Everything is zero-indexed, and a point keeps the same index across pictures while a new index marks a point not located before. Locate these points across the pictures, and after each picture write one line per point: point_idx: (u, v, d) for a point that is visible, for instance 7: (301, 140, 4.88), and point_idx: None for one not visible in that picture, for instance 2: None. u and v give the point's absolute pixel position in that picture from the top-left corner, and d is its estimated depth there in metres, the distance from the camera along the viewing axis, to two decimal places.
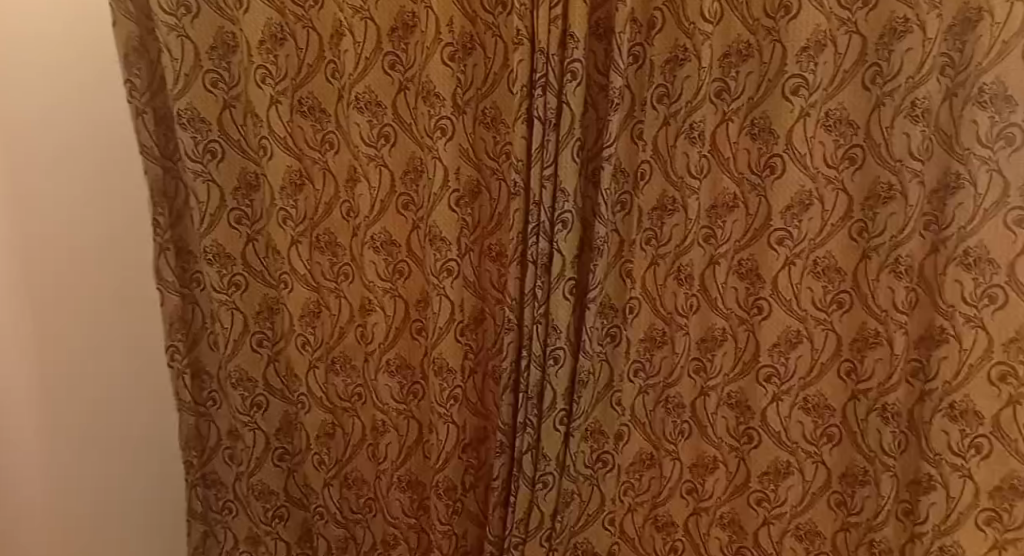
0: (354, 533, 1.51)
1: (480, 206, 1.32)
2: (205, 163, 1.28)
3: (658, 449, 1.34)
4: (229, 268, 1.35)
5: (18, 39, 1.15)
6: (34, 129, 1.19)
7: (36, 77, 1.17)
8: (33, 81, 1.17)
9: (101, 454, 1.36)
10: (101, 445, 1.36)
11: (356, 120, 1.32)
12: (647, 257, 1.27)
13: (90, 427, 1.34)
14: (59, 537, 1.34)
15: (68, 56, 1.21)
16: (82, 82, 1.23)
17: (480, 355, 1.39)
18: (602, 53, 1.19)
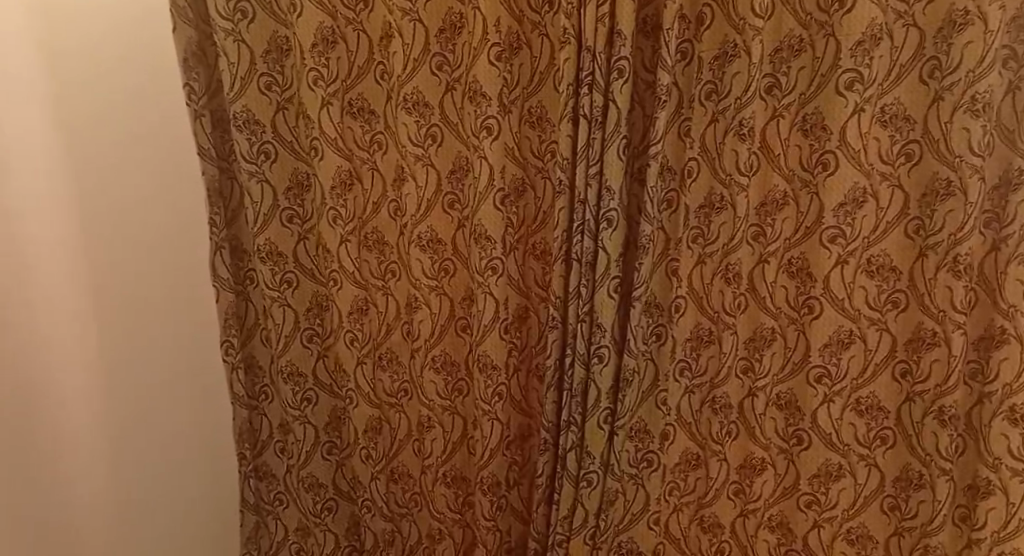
0: (400, 527, 1.53)
1: (525, 205, 1.33)
2: (259, 164, 1.33)
3: (704, 449, 1.33)
4: (281, 266, 1.39)
5: (90, 38, 1.24)
6: (105, 124, 1.28)
7: (107, 72, 1.27)
8: (106, 76, 1.27)
9: (147, 454, 1.42)
10: (146, 446, 1.42)
11: (403, 120, 1.34)
12: (694, 255, 1.26)
13: (136, 428, 1.40)
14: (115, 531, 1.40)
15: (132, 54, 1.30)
16: (146, 79, 1.32)
17: (524, 353, 1.39)
18: (649, 49, 1.19)
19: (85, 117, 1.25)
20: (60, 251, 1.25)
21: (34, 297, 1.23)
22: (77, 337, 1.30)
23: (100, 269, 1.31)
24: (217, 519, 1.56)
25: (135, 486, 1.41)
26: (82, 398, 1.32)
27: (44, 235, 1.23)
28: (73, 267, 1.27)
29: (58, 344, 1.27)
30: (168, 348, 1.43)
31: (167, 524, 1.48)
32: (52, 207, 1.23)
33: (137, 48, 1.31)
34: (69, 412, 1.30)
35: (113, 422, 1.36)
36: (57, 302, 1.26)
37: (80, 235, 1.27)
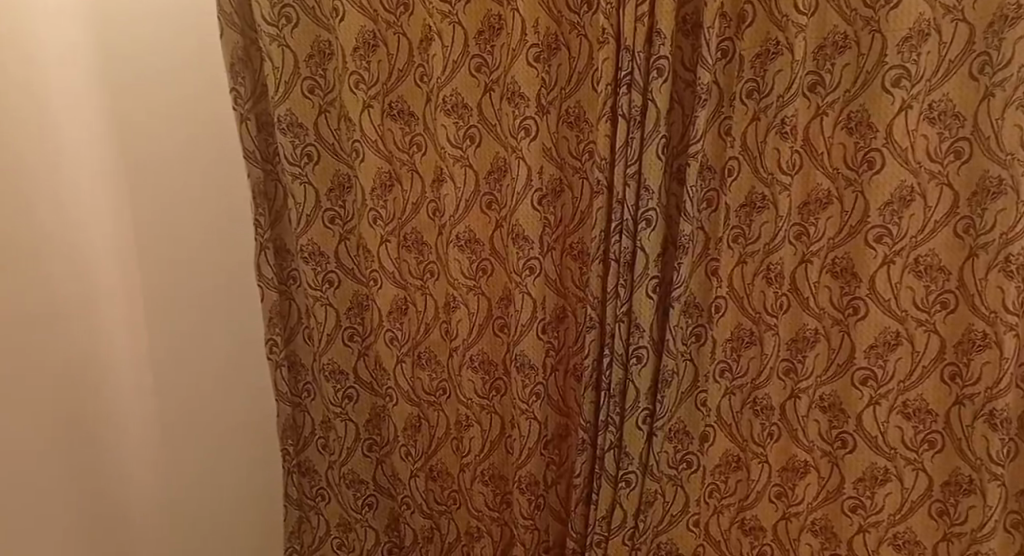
0: (439, 523, 1.55)
1: (563, 205, 1.33)
2: (302, 166, 1.35)
3: (745, 451, 1.32)
4: (324, 265, 1.41)
5: (138, 36, 1.28)
6: (157, 121, 1.33)
7: (158, 70, 1.31)
8: (156, 74, 1.31)
9: (196, 447, 1.46)
10: (195, 439, 1.46)
11: (443, 121, 1.36)
12: (734, 254, 1.24)
13: (185, 420, 1.44)
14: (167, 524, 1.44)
15: (179, 50, 1.34)
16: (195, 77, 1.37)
17: (561, 352, 1.39)
18: (689, 49, 1.18)
19: (131, 117, 1.29)
20: (114, 248, 1.30)
21: (92, 293, 1.27)
22: (130, 331, 1.34)
23: (150, 265, 1.35)
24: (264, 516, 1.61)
25: (185, 478, 1.46)
26: (134, 390, 1.36)
27: (96, 231, 1.26)
28: (124, 263, 1.32)
29: (114, 338, 1.31)
30: (216, 342, 1.47)
31: (214, 518, 1.52)
32: (102, 203, 1.27)
33: (179, 49, 1.34)
34: (126, 405, 1.34)
35: (165, 414, 1.41)
36: (112, 298, 1.30)
37: (133, 233, 1.32)
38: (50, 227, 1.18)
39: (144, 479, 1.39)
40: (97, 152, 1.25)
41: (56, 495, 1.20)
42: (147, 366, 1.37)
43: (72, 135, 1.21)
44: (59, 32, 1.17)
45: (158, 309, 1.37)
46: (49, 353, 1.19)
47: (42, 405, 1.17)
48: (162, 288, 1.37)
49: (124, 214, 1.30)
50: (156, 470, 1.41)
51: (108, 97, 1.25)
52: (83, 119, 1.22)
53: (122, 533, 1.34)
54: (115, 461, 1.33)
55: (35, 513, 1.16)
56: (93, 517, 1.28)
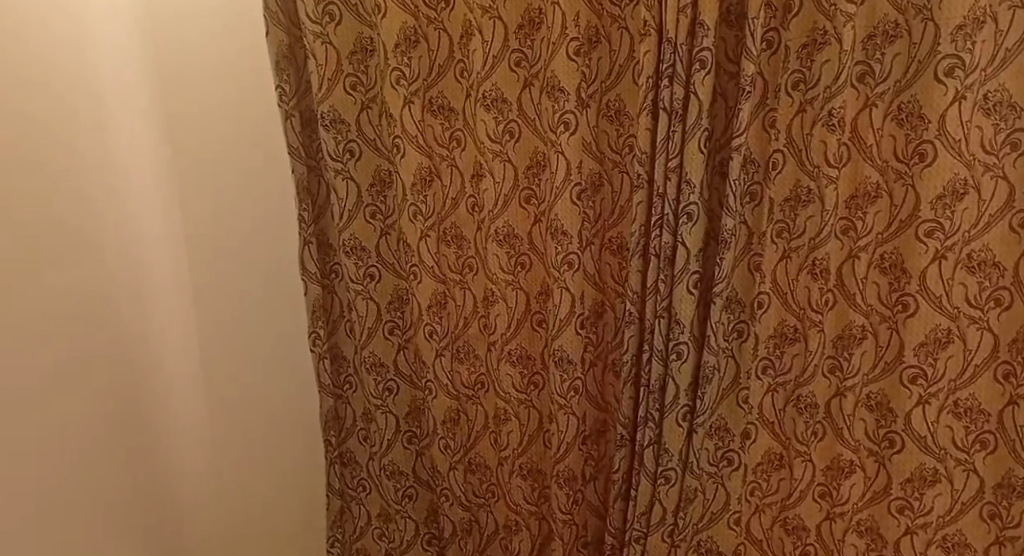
0: (478, 516, 1.56)
1: (602, 199, 1.31)
2: (344, 162, 1.39)
3: (788, 450, 1.29)
4: (365, 260, 1.45)
5: (194, 33, 1.33)
6: (209, 116, 1.37)
7: (212, 66, 1.36)
8: (209, 70, 1.36)
9: (221, 440, 1.50)
10: (221, 433, 1.50)
11: (483, 117, 1.36)
12: (779, 250, 1.23)
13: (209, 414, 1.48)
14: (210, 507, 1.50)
15: (233, 48, 1.38)
16: (248, 73, 1.40)
17: (600, 347, 1.38)
18: (732, 40, 1.16)
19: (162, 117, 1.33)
20: (138, 244, 1.30)
21: (146, 283, 1.33)
22: (152, 327, 1.35)
23: (174, 263, 1.38)
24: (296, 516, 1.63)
25: (208, 472, 1.49)
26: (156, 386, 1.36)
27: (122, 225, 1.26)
28: (149, 260, 1.33)
29: (141, 333, 1.32)
30: (261, 335, 1.51)
31: (234, 514, 1.54)
32: (128, 198, 1.28)
33: (232, 46, 1.38)
34: (153, 400, 1.35)
35: (189, 408, 1.44)
36: (164, 289, 1.37)
37: (158, 231, 1.34)
38: (79, 215, 1.16)
39: (170, 474, 1.39)
40: (123, 147, 1.26)
41: (99, 484, 1.20)
42: (171, 361, 1.40)
43: (100, 126, 1.21)
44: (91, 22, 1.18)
45: (182, 306, 1.41)
46: (82, 344, 1.18)
47: (78, 395, 1.16)
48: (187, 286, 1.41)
49: (149, 211, 1.32)
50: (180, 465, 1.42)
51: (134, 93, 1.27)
52: (108, 112, 1.23)
53: (172, 514, 1.40)
54: (145, 454, 1.33)
55: (100, 493, 1.20)
56: (148, 500, 1.33)
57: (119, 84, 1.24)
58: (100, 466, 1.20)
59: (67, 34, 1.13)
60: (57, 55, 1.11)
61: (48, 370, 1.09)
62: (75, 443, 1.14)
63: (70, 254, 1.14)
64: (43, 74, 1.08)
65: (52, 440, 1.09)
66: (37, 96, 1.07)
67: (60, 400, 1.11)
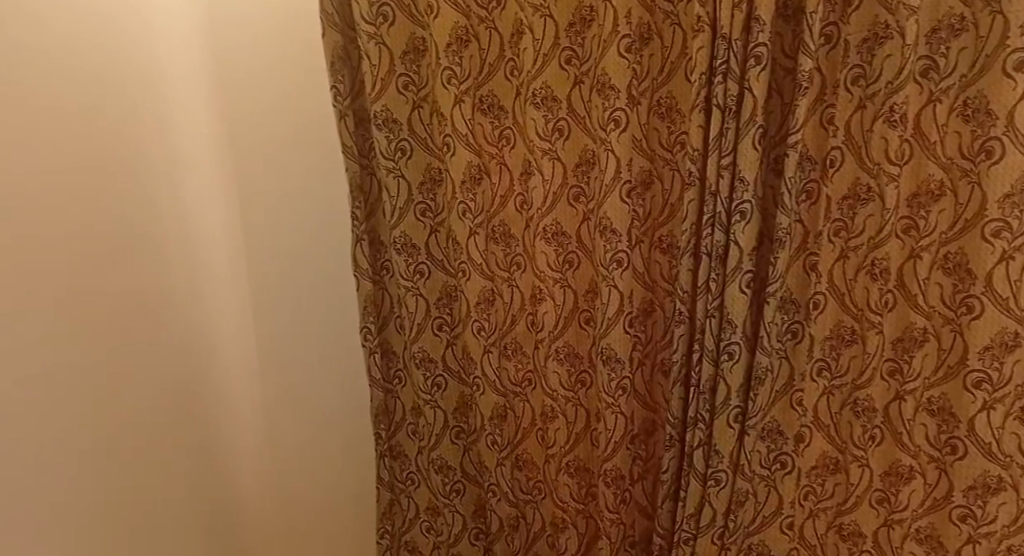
0: (525, 513, 1.57)
1: (653, 197, 1.30)
2: (396, 160, 1.41)
3: (844, 454, 1.26)
4: (415, 257, 1.47)
5: (252, 35, 1.42)
6: (269, 113, 1.47)
7: (269, 66, 1.45)
8: (266, 69, 1.45)
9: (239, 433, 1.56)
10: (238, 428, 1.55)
11: (532, 115, 1.36)
12: (836, 249, 1.20)
13: (250, 402, 1.58)
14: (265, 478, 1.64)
15: (290, 46, 1.45)
16: (306, 69, 1.47)
17: (650, 347, 1.37)
18: (790, 35, 1.14)
19: (213, 116, 1.43)
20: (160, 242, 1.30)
21: (209, 272, 1.45)
22: (172, 330, 1.33)
23: (231, 254, 1.50)
24: (323, 518, 1.68)
25: (262, 448, 1.62)
26: (185, 382, 1.36)
27: (130, 229, 1.22)
28: (210, 251, 1.45)
29: (199, 320, 1.42)
30: (317, 329, 1.59)
31: (285, 490, 1.66)
32: (171, 190, 1.33)
33: (291, 45, 1.45)
34: (210, 382, 1.45)
35: (206, 406, 1.44)
36: (223, 278, 1.49)
37: (200, 223, 1.41)
38: (82, 217, 1.10)
39: (224, 451, 1.50)
40: (182, 143, 1.36)
41: (149, 472, 1.24)
42: (204, 354, 1.43)
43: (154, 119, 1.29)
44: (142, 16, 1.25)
45: (220, 296, 1.48)
46: (150, 328, 1.27)
47: (94, 394, 1.11)
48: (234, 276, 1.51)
49: (192, 204, 1.39)
50: (196, 467, 1.39)
51: (186, 91, 1.37)
52: (168, 111, 1.32)
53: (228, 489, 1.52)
54: (162, 456, 1.28)
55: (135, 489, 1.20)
56: (201, 480, 1.41)
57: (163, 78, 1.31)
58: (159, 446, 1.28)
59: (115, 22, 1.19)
60: (125, 60, 1.21)
61: (57, 368, 1.03)
62: (85, 443, 1.08)
63: (74, 255, 1.08)
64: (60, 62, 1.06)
65: (60, 444, 1.03)
66: (100, 87, 1.15)
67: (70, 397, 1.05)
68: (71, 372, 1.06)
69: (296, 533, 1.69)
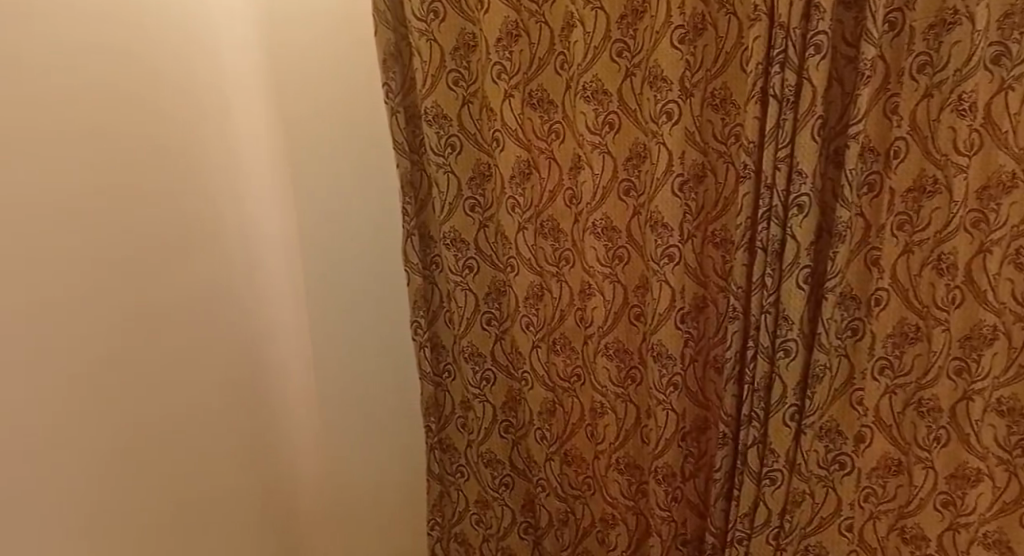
0: (574, 508, 1.57)
1: (705, 191, 1.28)
2: (446, 156, 1.42)
3: (907, 455, 1.22)
4: (464, 252, 1.48)
5: (308, 38, 1.46)
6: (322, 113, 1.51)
7: (324, 67, 1.49)
8: (320, 70, 1.49)
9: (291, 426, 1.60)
10: (287, 422, 1.59)
11: (582, 109, 1.35)
12: (899, 244, 1.15)
13: (305, 393, 1.65)
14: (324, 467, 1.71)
15: (343, 45, 1.48)
16: (360, 68, 1.51)
17: (702, 343, 1.35)
18: (851, 22, 1.10)
19: (271, 118, 1.49)
20: (210, 239, 1.33)
21: (266, 269, 1.51)
22: (221, 326, 1.36)
23: (286, 251, 1.57)
24: (375, 507, 1.75)
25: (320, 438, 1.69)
26: (235, 376, 1.40)
27: (172, 226, 1.23)
28: (266, 248, 1.51)
29: (257, 315, 1.49)
30: (369, 323, 1.64)
31: (340, 480, 1.73)
32: (230, 191, 1.39)
33: (346, 44, 1.48)
34: (266, 374, 1.51)
35: (256, 403, 1.48)
36: (278, 275, 1.55)
37: (256, 220, 1.47)
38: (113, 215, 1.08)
39: (280, 442, 1.56)
40: (240, 146, 1.42)
41: (195, 471, 1.27)
42: (256, 347, 1.48)
43: (213, 123, 1.34)
44: (206, 19, 1.32)
45: (275, 290, 1.55)
46: (213, 324, 1.33)
47: (137, 388, 1.12)
48: (289, 272, 1.58)
49: (249, 203, 1.45)
50: (239, 462, 1.41)
51: (244, 95, 1.43)
52: (226, 114, 1.38)
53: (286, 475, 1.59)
54: (203, 452, 1.29)
55: (177, 492, 1.21)
56: (256, 471, 1.47)
57: (220, 78, 1.36)
58: (214, 440, 1.33)
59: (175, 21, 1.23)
60: (185, 66, 1.26)
61: (94, 361, 1.02)
62: (127, 435, 1.09)
63: (105, 256, 1.06)
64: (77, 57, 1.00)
65: (97, 452, 1.02)
66: (163, 92, 1.21)
67: (111, 389, 1.06)
68: (107, 379, 1.05)
69: (348, 520, 1.75)
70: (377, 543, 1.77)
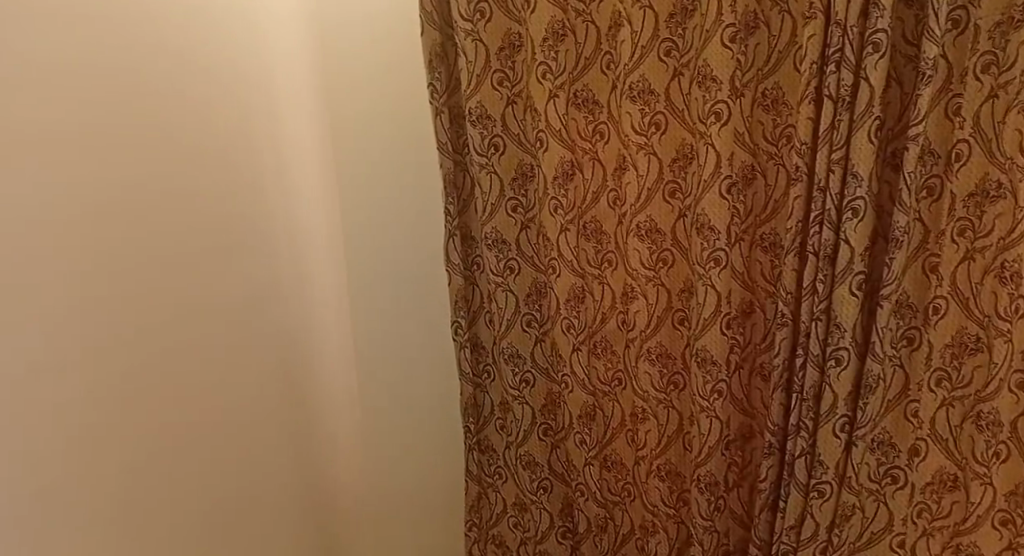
0: (613, 514, 1.55)
1: (754, 193, 1.24)
2: (489, 157, 1.43)
3: (963, 470, 1.17)
4: (505, 253, 1.48)
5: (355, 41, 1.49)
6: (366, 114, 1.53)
7: (371, 68, 1.52)
8: (366, 72, 1.52)
9: (334, 425, 1.62)
10: (331, 422, 1.61)
11: (629, 109, 1.33)
12: (960, 251, 1.10)
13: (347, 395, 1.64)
14: (350, 469, 1.68)
15: (394, 48, 1.53)
16: (407, 72, 1.56)
17: (747, 350, 1.32)
18: (912, 20, 1.06)
19: (325, 119, 1.51)
20: (255, 241, 1.36)
21: (311, 271, 1.53)
22: (264, 327, 1.38)
23: (331, 253, 1.57)
24: (409, 507, 1.76)
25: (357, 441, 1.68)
26: (277, 376, 1.42)
27: (216, 228, 1.25)
28: (312, 248, 1.52)
29: (300, 314, 1.50)
30: (410, 320, 1.66)
31: (377, 481, 1.72)
32: (279, 191, 1.42)
33: (400, 48, 1.54)
34: (308, 373, 1.53)
35: (297, 402, 1.49)
36: (326, 277, 1.57)
37: (301, 222, 1.49)
38: (150, 219, 1.09)
39: (320, 442, 1.58)
40: (286, 148, 1.43)
41: (226, 472, 1.27)
42: (302, 348, 1.51)
43: (263, 125, 1.37)
44: (262, 24, 1.36)
45: (320, 290, 1.56)
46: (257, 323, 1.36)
47: (170, 389, 1.13)
48: (331, 273, 1.58)
49: (296, 203, 1.47)
50: (275, 464, 1.42)
51: (292, 97, 1.44)
52: (274, 115, 1.40)
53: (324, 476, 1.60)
54: (234, 454, 1.30)
55: (206, 493, 1.22)
56: (294, 470, 1.49)
57: (276, 83, 1.40)
58: (248, 439, 1.34)
59: (229, 25, 1.27)
60: (228, 68, 1.27)
61: (133, 363, 1.05)
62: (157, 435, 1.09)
63: (149, 254, 1.09)
64: (88, 50, 0.96)
65: (128, 451, 1.03)
66: (202, 93, 1.21)
67: (143, 391, 1.07)
68: (139, 377, 1.06)
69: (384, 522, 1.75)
70: (410, 544, 1.78)
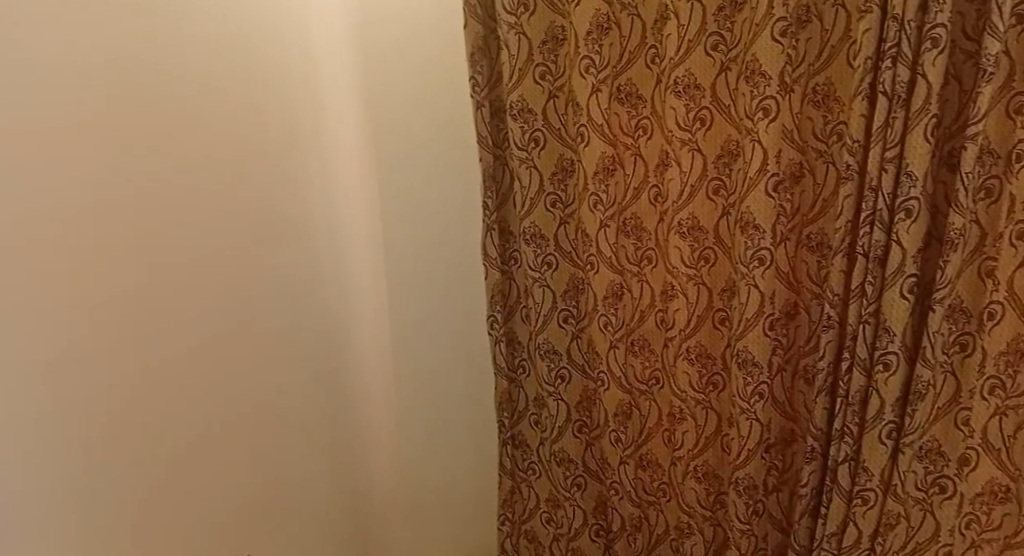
0: (648, 514, 1.54)
1: (802, 191, 1.21)
2: (529, 151, 1.42)
3: (1016, 481, 1.13)
4: (543, 248, 1.47)
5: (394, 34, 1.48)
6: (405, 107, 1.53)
7: (410, 60, 1.51)
8: (403, 66, 1.51)
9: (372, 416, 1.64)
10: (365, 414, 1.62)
11: (673, 104, 1.31)
12: (1019, 255, 1.06)
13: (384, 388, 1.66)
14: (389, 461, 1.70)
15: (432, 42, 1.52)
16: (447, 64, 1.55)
17: (790, 352, 1.29)
18: (974, 14, 1.01)
19: (361, 111, 1.51)
20: (296, 233, 1.37)
21: (348, 263, 1.54)
22: (304, 316, 1.41)
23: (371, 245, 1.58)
24: (442, 500, 1.77)
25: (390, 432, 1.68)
26: (312, 366, 1.44)
27: (252, 220, 1.26)
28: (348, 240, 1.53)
29: (338, 306, 1.51)
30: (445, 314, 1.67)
31: (410, 473, 1.72)
32: (316, 183, 1.42)
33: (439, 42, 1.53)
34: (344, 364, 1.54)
35: (332, 392, 1.51)
36: (362, 266, 1.57)
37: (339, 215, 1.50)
38: (184, 212, 1.10)
39: (358, 433, 1.60)
40: (326, 138, 1.45)
41: (257, 463, 1.29)
42: (337, 339, 1.52)
43: (307, 117, 1.39)
44: (304, 15, 1.38)
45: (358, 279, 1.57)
46: (295, 315, 1.39)
47: (199, 381, 1.15)
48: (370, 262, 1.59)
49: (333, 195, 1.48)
50: (310, 452, 1.45)
51: (332, 88, 1.46)
52: (317, 105, 1.42)
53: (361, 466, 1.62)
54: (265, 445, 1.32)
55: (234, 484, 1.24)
56: (331, 459, 1.51)
57: (315, 75, 1.41)
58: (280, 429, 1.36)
59: (270, 18, 1.28)
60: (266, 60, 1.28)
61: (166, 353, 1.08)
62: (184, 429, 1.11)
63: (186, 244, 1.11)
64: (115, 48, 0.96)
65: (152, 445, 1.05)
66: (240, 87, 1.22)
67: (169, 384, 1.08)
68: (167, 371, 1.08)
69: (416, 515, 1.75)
70: (445, 536, 1.80)
